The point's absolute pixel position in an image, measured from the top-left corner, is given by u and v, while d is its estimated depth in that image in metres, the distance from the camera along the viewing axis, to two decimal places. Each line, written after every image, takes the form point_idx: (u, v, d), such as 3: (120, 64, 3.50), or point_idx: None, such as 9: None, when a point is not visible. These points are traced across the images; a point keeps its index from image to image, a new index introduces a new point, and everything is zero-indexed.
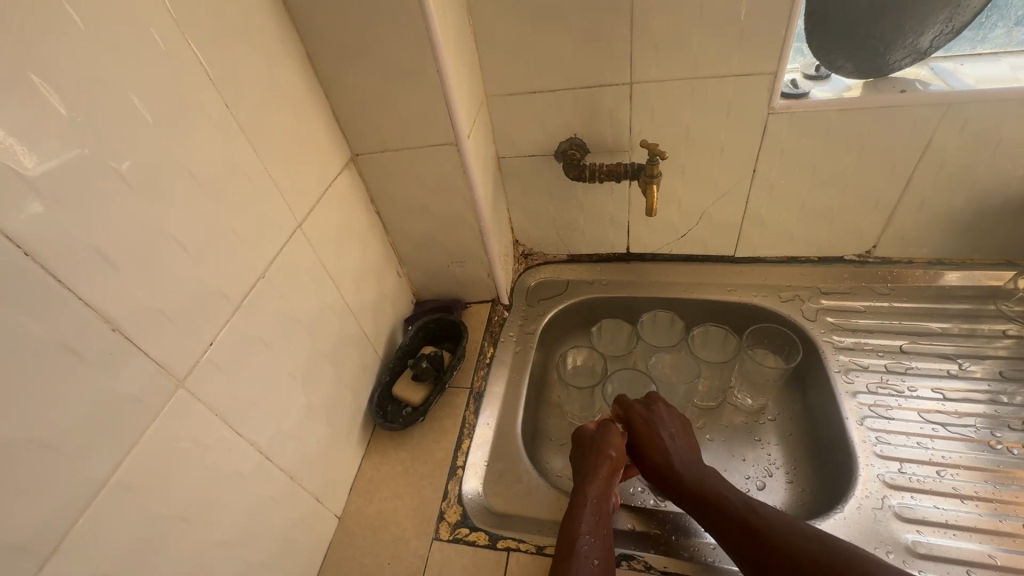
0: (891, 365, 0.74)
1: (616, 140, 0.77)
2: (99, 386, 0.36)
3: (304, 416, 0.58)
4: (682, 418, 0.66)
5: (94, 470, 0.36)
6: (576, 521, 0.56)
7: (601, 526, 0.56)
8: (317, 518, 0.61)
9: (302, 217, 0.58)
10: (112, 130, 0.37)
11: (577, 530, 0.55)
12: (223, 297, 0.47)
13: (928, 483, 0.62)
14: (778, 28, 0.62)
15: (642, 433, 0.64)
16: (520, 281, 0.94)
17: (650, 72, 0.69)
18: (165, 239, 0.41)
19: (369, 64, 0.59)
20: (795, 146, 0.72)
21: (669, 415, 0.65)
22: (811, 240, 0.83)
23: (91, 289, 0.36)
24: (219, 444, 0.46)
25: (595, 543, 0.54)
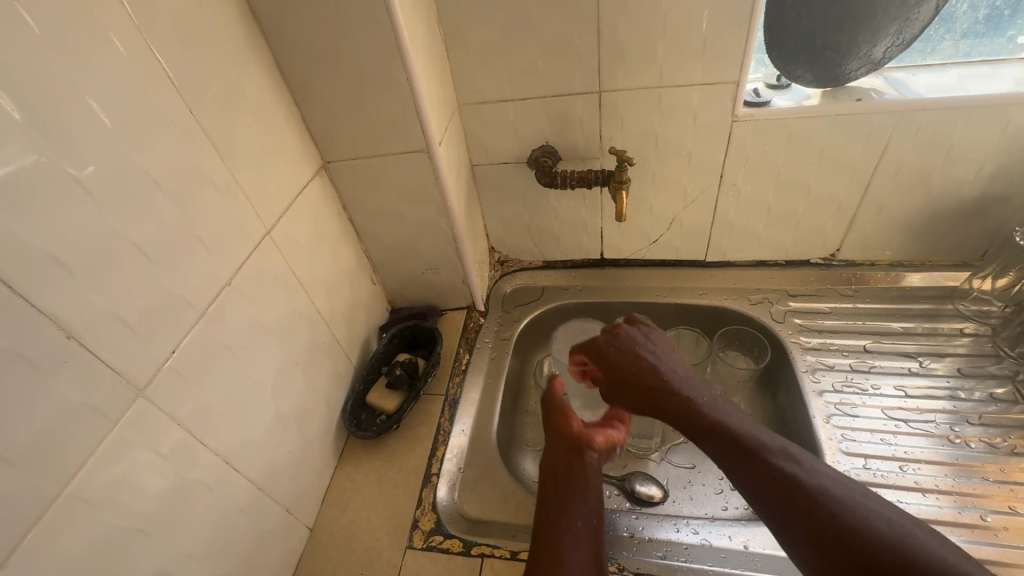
0: (855, 364, 0.76)
1: (587, 147, 0.78)
2: (54, 396, 0.35)
3: (273, 426, 0.57)
4: (658, 337, 0.63)
5: (46, 482, 0.35)
6: (556, 486, 0.59)
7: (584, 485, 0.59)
8: (287, 531, 0.60)
9: (271, 224, 0.58)
10: (68, 135, 0.37)
11: (557, 496, 0.58)
12: (186, 304, 0.46)
13: (892, 478, 0.64)
14: (738, 39, 0.64)
15: (621, 359, 0.61)
16: (496, 288, 0.94)
17: (618, 82, 0.70)
18: (124, 245, 0.40)
19: (339, 72, 0.60)
20: (759, 153, 0.74)
21: (642, 335, 0.62)
22: (778, 244, 0.85)
23: (45, 297, 0.35)
24: (182, 455, 0.45)
25: (579, 505, 0.57)
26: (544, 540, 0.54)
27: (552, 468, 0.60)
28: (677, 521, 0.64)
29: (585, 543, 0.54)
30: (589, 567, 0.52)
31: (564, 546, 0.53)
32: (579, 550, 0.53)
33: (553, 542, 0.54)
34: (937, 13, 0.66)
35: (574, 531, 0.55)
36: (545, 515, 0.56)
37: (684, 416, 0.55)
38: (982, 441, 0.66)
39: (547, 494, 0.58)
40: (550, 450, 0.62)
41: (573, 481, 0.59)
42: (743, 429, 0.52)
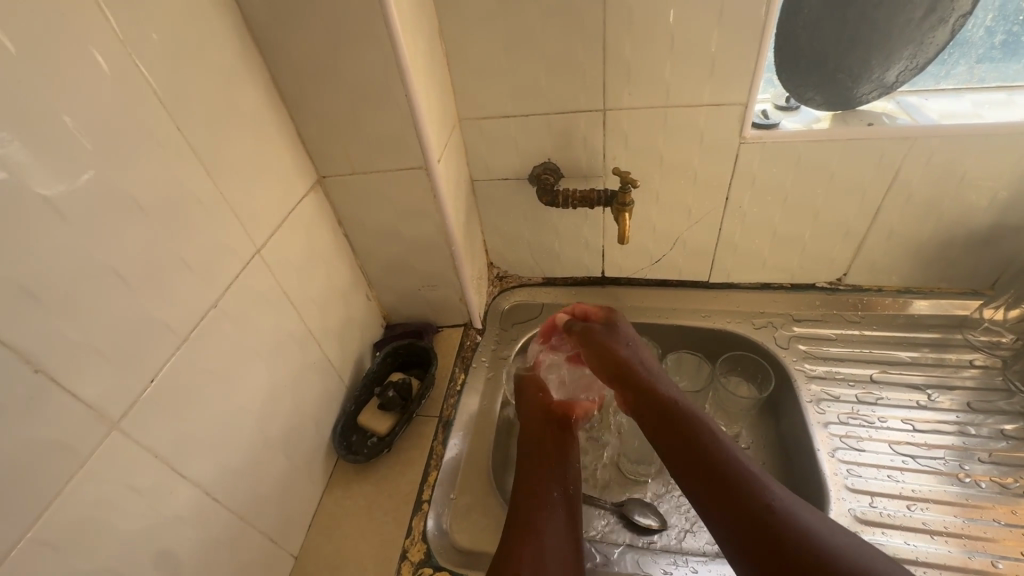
0: (861, 395, 0.74)
1: (590, 165, 0.76)
2: (19, 435, 0.33)
3: (258, 451, 0.55)
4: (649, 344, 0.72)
5: (8, 528, 0.33)
6: (538, 466, 0.64)
7: (557, 463, 0.65)
8: (272, 560, 0.58)
9: (262, 242, 0.56)
10: (41, 155, 0.35)
11: (537, 474, 0.64)
12: (168, 329, 0.44)
13: (899, 518, 0.61)
14: (748, 60, 0.63)
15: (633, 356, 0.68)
16: (494, 304, 0.93)
17: (623, 101, 0.68)
18: (102, 270, 0.39)
19: (336, 88, 0.58)
20: (766, 176, 0.72)
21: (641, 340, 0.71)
22: (784, 267, 0.83)
23: (11, 330, 0.33)
24: (160, 488, 0.43)
25: (554, 479, 0.63)
26: (522, 511, 0.59)
27: (529, 450, 0.67)
28: (674, 556, 0.62)
29: (557, 515, 0.59)
30: (563, 536, 0.57)
31: (540, 518, 0.58)
32: (554, 520, 0.59)
33: (529, 513, 0.59)
34: (953, 38, 0.64)
35: (551, 505, 0.60)
36: (525, 489, 0.62)
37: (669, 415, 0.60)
38: (992, 481, 0.64)
39: (526, 470, 0.64)
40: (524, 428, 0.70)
41: (548, 459, 0.65)
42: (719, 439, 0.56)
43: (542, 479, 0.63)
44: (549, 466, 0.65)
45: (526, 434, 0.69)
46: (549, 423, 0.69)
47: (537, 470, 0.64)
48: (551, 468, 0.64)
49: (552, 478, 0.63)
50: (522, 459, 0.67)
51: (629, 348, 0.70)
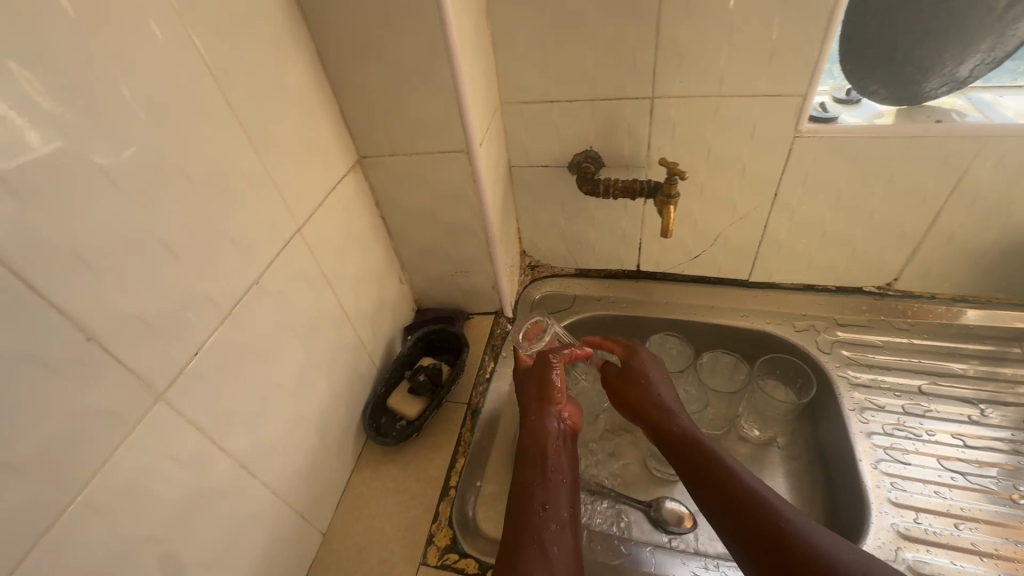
0: (908, 406, 0.70)
1: (633, 155, 0.74)
2: (70, 399, 0.34)
3: (292, 428, 0.56)
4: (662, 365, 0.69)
5: (57, 490, 0.33)
6: (546, 475, 0.57)
7: (565, 477, 0.58)
8: (301, 536, 0.58)
9: (302, 220, 0.56)
10: (97, 122, 0.34)
11: (543, 484, 0.56)
12: (212, 303, 0.44)
13: (945, 537, 0.59)
14: (811, 49, 0.59)
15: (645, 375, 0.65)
16: (525, 293, 0.92)
17: (673, 88, 0.66)
18: (152, 242, 0.39)
19: (381, 65, 0.57)
20: (819, 172, 0.69)
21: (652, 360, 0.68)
22: (830, 269, 0.80)
23: (67, 297, 0.33)
24: (198, 460, 0.44)
25: (560, 495, 0.55)
26: (527, 527, 0.51)
27: (538, 457, 0.59)
28: (705, 560, 0.61)
29: (567, 533, 0.52)
30: (570, 557, 0.49)
31: (547, 534, 0.51)
32: (559, 540, 0.51)
33: (536, 529, 0.51)
34: None
35: (558, 522, 0.52)
36: (529, 500, 0.54)
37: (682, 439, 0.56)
38: None
39: (532, 477, 0.56)
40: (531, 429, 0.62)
41: (558, 470, 0.58)
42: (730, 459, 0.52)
43: (549, 490, 0.55)
44: (557, 478, 0.57)
45: (534, 436, 0.61)
46: (557, 433, 0.62)
47: (544, 479, 0.56)
48: (557, 482, 0.57)
49: (558, 492, 0.56)
50: (524, 463, 0.59)
51: (653, 374, 0.66)
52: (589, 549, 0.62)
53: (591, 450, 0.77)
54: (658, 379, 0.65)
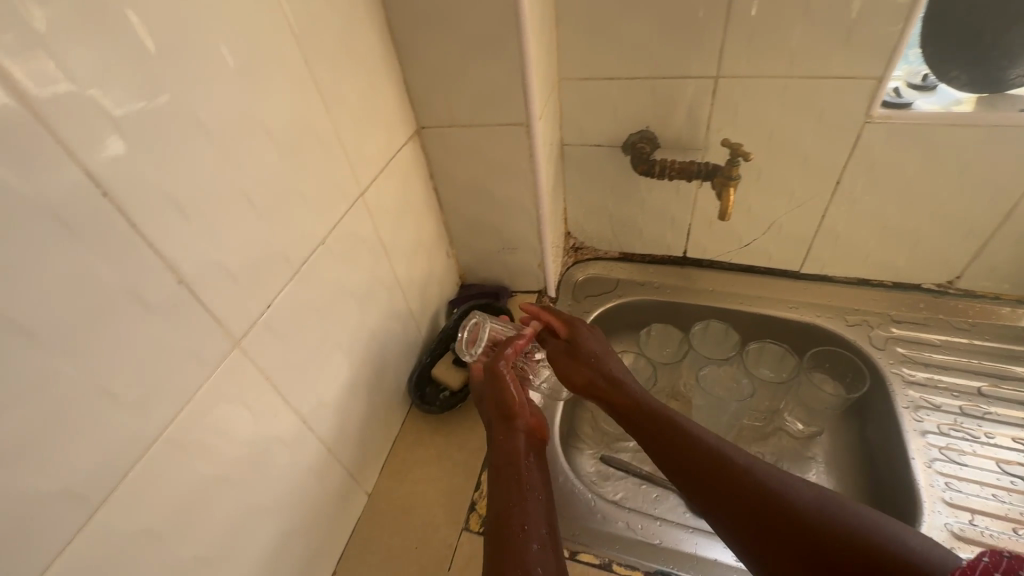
0: (966, 407, 0.68)
1: (691, 136, 0.72)
2: (161, 338, 0.35)
3: (345, 389, 0.57)
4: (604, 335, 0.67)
5: (148, 425, 0.35)
6: (521, 493, 0.53)
7: (540, 491, 0.54)
8: (349, 494, 0.60)
9: (365, 186, 0.57)
10: (195, 70, 0.35)
11: (518, 505, 0.52)
12: (284, 260, 0.45)
13: (1002, 541, 0.57)
14: (893, 29, 0.57)
15: (589, 347, 0.64)
16: (567, 275, 0.91)
17: (740, 68, 0.64)
18: (235, 193, 0.40)
19: (447, 33, 0.57)
20: (888, 161, 0.67)
21: (593, 333, 0.66)
22: (888, 264, 0.78)
23: (162, 239, 0.34)
24: (266, 410, 0.45)
25: (538, 513, 0.52)
26: (513, 554, 0.47)
27: (511, 476, 0.55)
28: None
29: (550, 554, 0.48)
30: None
31: (532, 558, 0.47)
32: (546, 561, 0.47)
33: (521, 554, 0.47)
34: None
35: (541, 541, 0.49)
36: (509, 524, 0.50)
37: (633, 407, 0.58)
38: None
39: (509, 497, 0.53)
40: (497, 449, 0.58)
41: (532, 486, 0.54)
42: (676, 414, 0.55)
43: (526, 509, 0.52)
44: (532, 494, 0.53)
45: (503, 455, 0.57)
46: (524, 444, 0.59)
47: (522, 499, 0.53)
48: (535, 499, 0.53)
49: (535, 510, 0.52)
50: (498, 484, 0.54)
51: (596, 345, 0.65)
52: (627, 530, 0.62)
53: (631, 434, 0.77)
54: (605, 352, 0.64)
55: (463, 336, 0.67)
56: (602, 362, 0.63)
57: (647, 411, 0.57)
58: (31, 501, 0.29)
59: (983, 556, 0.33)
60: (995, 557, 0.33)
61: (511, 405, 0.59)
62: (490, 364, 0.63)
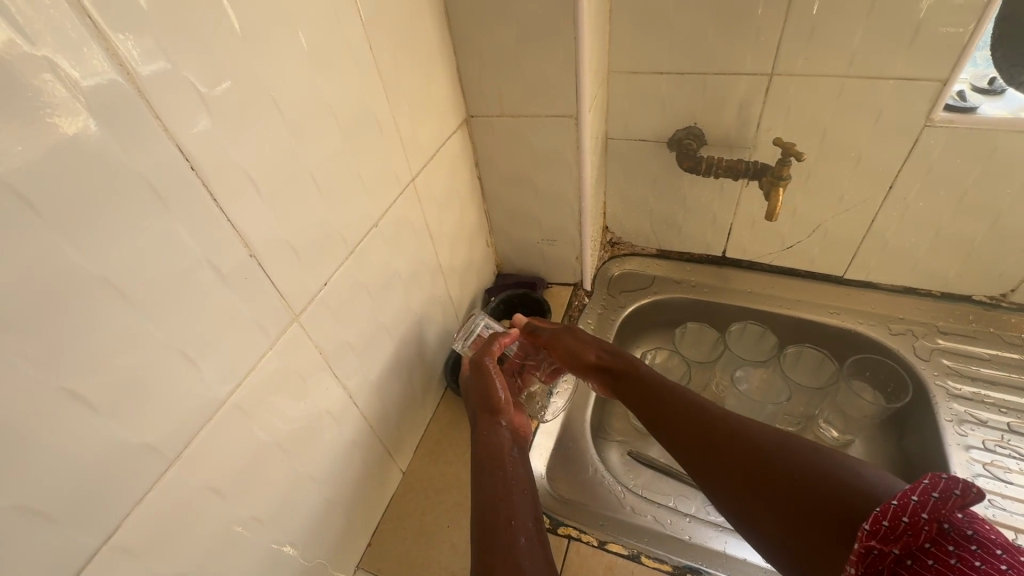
0: (1014, 424, 0.66)
1: (740, 134, 0.71)
2: (232, 307, 0.37)
3: (388, 368, 0.59)
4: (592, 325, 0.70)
5: (217, 388, 0.37)
6: (505, 487, 0.51)
7: (525, 484, 0.52)
8: (386, 469, 0.62)
9: (416, 171, 0.58)
10: (273, 54, 0.37)
11: (501, 497, 0.49)
12: (340, 240, 0.47)
13: None
14: (962, 28, 0.55)
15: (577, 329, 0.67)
16: (604, 270, 0.91)
17: (797, 65, 0.63)
18: (302, 173, 0.41)
19: (503, 23, 0.57)
20: (947, 166, 0.64)
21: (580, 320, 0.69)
22: (939, 273, 0.75)
23: (237, 213, 0.36)
24: (319, 382, 0.47)
25: (524, 506, 0.49)
26: (498, 545, 0.44)
27: (495, 469, 0.53)
28: None
29: (536, 546, 0.45)
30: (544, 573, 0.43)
31: (519, 551, 0.44)
32: (534, 553, 0.44)
33: (508, 548, 0.44)
34: None
35: (528, 534, 0.46)
36: (493, 516, 0.47)
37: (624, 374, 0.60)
38: None
39: (493, 490, 0.50)
40: (482, 442, 0.56)
41: (517, 480, 0.52)
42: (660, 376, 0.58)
43: (512, 502, 0.49)
44: (518, 488, 0.51)
45: (488, 449, 0.56)
46: (509, 439, 0.57)
47: (507, 492, 0.50)
48: (520, 492, 0.51)
49: (522, 504, 0.50)
50: (481, 477, 0.52)
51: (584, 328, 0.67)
52: (655, 523, 0.63)
53: None
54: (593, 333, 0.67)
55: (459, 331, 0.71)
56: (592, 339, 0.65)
57: (636, 376, 0.59)
58: (116, 450, 0.31)
59: (912, 495, 0.33)
60: (924, 495, 0.33)
61: (498, 402, 0.60)
62: (478, 359, 0.64)
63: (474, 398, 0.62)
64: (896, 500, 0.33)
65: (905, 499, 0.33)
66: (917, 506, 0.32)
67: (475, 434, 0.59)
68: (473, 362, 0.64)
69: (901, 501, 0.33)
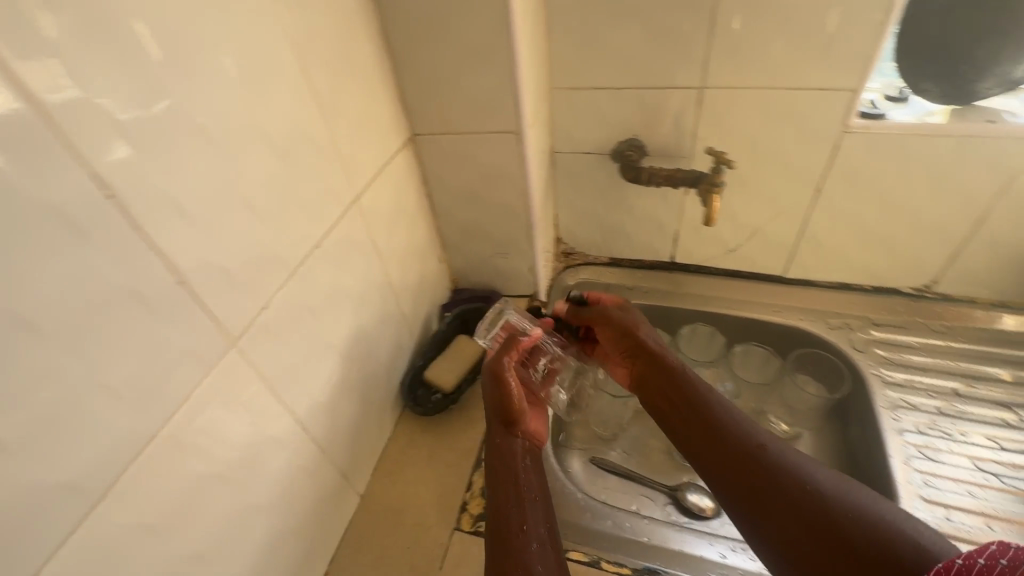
0: (942, 407, 0.71)
1: (677, 144, 0.74)
2: (162, 336, 0.36)
3: (339, 391, 0.58)
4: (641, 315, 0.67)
5: (147, 421, 0.35)
6: (520, 498, 0.55)
7: (536, 491, 0.57)
8: (341, 494, 0.61)
9: (359, 191, 0.58)
10: (199, 81, 0.37)
11: (516, 507, 0.55)
12: (280, 262, 0.46)
13: (976, 535, 0.59)
14: (867, 43, 0.59)
15: (624, 322, 0.65)
16: (558, 280, 0.93)
17: (724, 79, 0.66)
18: (234, 197, 0.41)
19: (443, 47, 0.59)
20: (866, 169, 0.69)
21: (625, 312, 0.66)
22: (868, 269, 0.80)
23: (164, 240, 0.35)
24: (262, 408, 0.46)
25: (535, 513, 0.55)
26: (514, 554, 0.50)
27: (510, 480, 0.57)
28: (733, 543, 0.64)
29: (547, 552, 0.52)
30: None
31: (533, 558, 0.50)
32: (545, 558, 0.51)
33: (522, 555, 0.50)
34: None
35: (540, 541, 0.52)
36: (510, 526, 0.52)
37: (672, 384, 0.59)
38: None
39: (506, 503, 0.55)
40: (498, 451, 0.59)
41: (529, 487, 0.57)
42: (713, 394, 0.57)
43: (526, 511, 0.54)
44: (530, 496, 0.56)
45: (501, 460, 0.58)
46: (524, 449, 0.60)
47: (521, 503, 0.55)
48: (531, 500, 0.56)
49: (532, 512, 0.55)
50: (495, 485, 0.57)
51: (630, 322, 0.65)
52: (616, 528, 0.63)
53: (621, 435, 0.80)
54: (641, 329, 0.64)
55: (482, 321, 0.70)
56: (642, 340, 0.63)
57: (685, 389, 0.58)
58: (32, 493, 0.29)
59: (978, 557, 0.35)
60: (991, 560, 0.34)
61: (514, 408, 0.60)
62: (495, 363, 0.61)
63: (490, 401, 0.61)
64: (962, 560, 0.35)
65: (970, 561, 0.35)
66: (980, 569, 0.34)
67: (490, 439, 0.60)
68: (491, 363, 0.62)
69: (966, 561, 0.35)
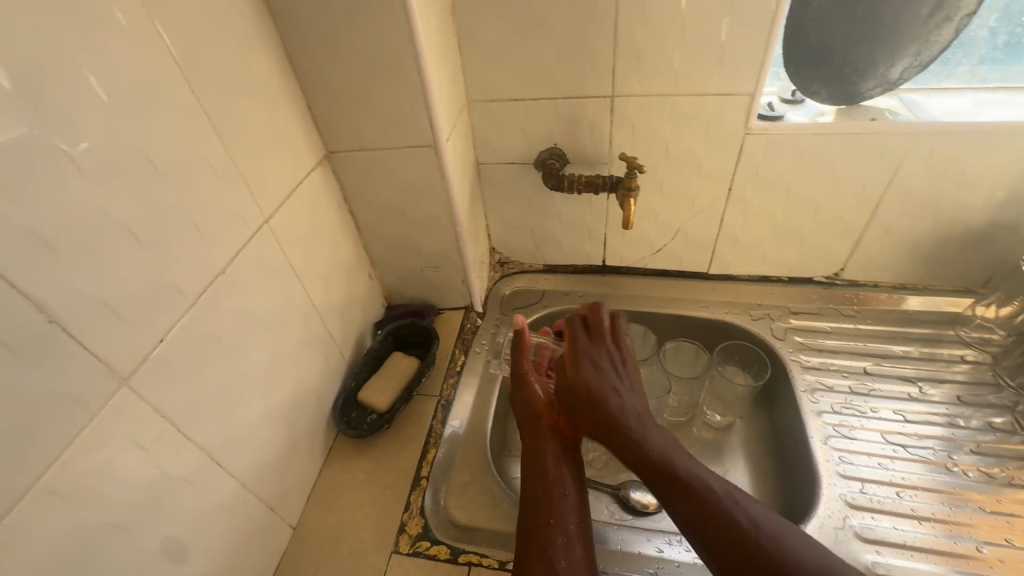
0: (855, 386, 0.75)
1: (595, 151, 0.76)
2: (30, 381, 0.33)
3: (261, 421, 0.56)
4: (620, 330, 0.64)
5: (17, 473, 0.33)
6: (549, 492, 0.57)
7: (569, 486, 0.58)
8: (269, 528, 0.58)
9: (270, 213, 0.56)
10: (63, 108, 0.35)
11: (547, 501, 0.57)
12: (177, 292, 0.44)
13: (888, 504, 0.63)
14: (756, 50, 0.63)
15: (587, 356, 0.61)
16: (495, 290, 0.93)
17: (631, 87, 0.69)
18: (115, 228, 0.38)
19: (350, 64, 0.58)
20: (770, 168, 0.73)
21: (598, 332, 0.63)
22: (782, 261, 0.85)
23: (28, 278, 0.33)
24: (167, 447, 0.44)
25: (566, 507, 0.56)
26: (538, 543, 0.53)
27: (540, 474, 0.59)
28: (670, 536, 0.64)
29: (575, 545, 0.53)
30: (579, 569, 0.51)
31: (557, 551, 0.52)
32: (572, 555, 0.52)
33: (545, 547, 0.52)
34: (957, 36, 0.64)
35: (567, 535, 0.54)
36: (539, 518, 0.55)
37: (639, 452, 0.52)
38: (978, 471, 0.66)
39: (537, 495, 0.57)
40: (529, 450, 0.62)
41: (559, 482, 0.58)
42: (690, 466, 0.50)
43: (556, 504, 0.56)
44: (559, 491, 0.57)
45: (533, 456, 0.61)
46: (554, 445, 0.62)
47: (548, 494, 0.57)
48: (562, 495, 0.57)
49: (563, 506, 0.56)
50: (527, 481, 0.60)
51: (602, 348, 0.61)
52: None
53: None
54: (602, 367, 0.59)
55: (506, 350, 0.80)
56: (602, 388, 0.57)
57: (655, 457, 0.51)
58: None
59: None
60: None
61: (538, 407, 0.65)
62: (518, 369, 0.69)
63: (518, 406, 0.68)
64: None
65: None
66: None
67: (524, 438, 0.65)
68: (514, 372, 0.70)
69: None
